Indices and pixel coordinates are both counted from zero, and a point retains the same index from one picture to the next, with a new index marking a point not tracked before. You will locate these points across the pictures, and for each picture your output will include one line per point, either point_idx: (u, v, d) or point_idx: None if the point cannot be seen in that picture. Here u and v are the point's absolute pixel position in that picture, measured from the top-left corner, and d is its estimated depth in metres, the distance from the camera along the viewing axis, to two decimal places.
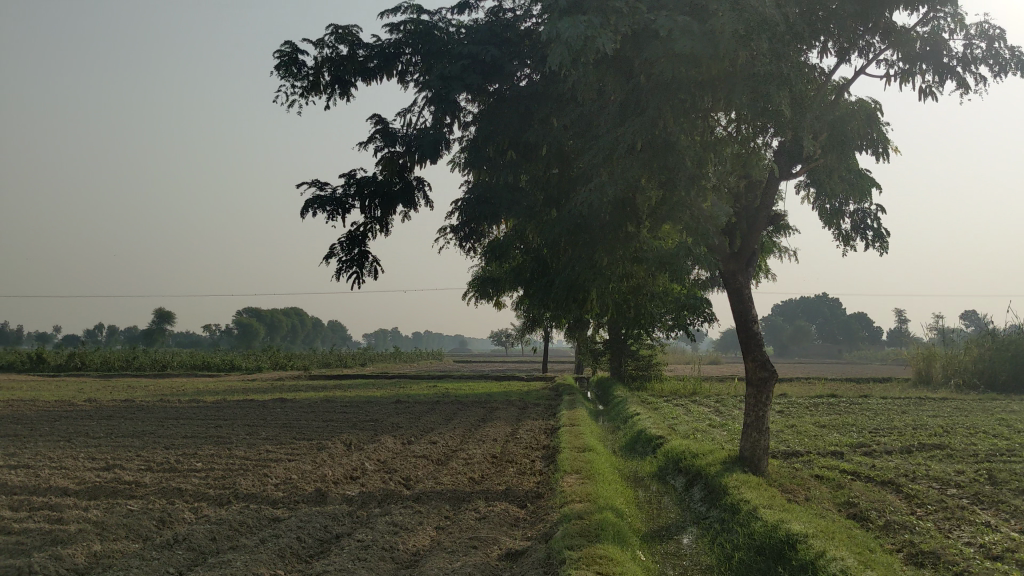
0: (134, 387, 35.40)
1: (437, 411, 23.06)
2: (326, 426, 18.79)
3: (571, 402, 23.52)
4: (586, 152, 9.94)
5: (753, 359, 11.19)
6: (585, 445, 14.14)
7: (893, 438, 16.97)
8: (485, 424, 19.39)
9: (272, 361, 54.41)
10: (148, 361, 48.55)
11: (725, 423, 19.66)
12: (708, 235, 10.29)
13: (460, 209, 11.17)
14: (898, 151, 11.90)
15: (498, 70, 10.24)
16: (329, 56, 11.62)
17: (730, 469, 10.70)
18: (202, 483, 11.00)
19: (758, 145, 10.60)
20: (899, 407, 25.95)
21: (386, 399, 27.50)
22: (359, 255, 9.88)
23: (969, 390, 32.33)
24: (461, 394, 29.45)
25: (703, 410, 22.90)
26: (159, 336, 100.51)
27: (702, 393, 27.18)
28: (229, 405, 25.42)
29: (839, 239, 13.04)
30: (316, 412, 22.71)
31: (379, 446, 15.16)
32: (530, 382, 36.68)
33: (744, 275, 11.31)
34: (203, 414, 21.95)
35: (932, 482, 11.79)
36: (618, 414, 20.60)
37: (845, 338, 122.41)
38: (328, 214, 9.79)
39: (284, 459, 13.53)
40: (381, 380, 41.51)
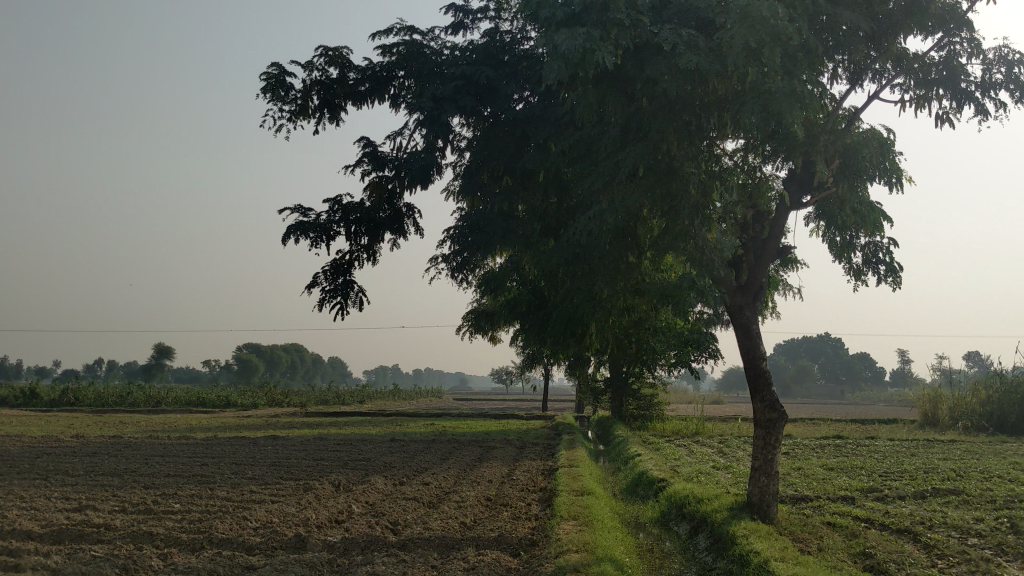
0: (126, 423, 34.73)
1: (432, 450, 22.39)
2: (317, 465, 18.13)
3: (570, 442, 22.84)
4: (586, 177, 9.47)
5: (761, 399, 10.58)
6: (584, 488, 13.48)
7: (905, 483, 16.31)
8: (481, 464, 18.72)
9: (269, 398, 53.65)
10: (142, 397, 47.75)
11: (730, 465, 18.99)
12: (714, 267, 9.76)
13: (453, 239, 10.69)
14: (913, 181, 11.37)
15: (493, 93, 10.02)
16: (318, 79, 11.15)
17: (737, 516, 10.08)
18: (175, 527, 10.36)
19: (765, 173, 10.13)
20: (907, 450, 25.22)
21: (381, 437, 26.84)
22: (343, 286, 9.31)
23: (978, 432, 31.59)
24: (458, 433, 28.75)
25: (707, 451, 22.24)
26: (156, 371, 99.75)
27: (704, 434, 26.48)
28: (219, 443, 24.73)
29: (850, 273, 12.51)
30: (307, 450, 22.04)
31: (368, 488, 14.50)
32: (530, 421, 36.00)
33: (751, 310, 10.67)
34: (191, 451, 21.27)
35: (951, 530, 11.15)
36: (619, 454, 19.94)
37: (847, 379, 121.43)
38: (312, 241, 9.24)
39: (267, 501, 12.88)
40: (378, 417, 40.78)
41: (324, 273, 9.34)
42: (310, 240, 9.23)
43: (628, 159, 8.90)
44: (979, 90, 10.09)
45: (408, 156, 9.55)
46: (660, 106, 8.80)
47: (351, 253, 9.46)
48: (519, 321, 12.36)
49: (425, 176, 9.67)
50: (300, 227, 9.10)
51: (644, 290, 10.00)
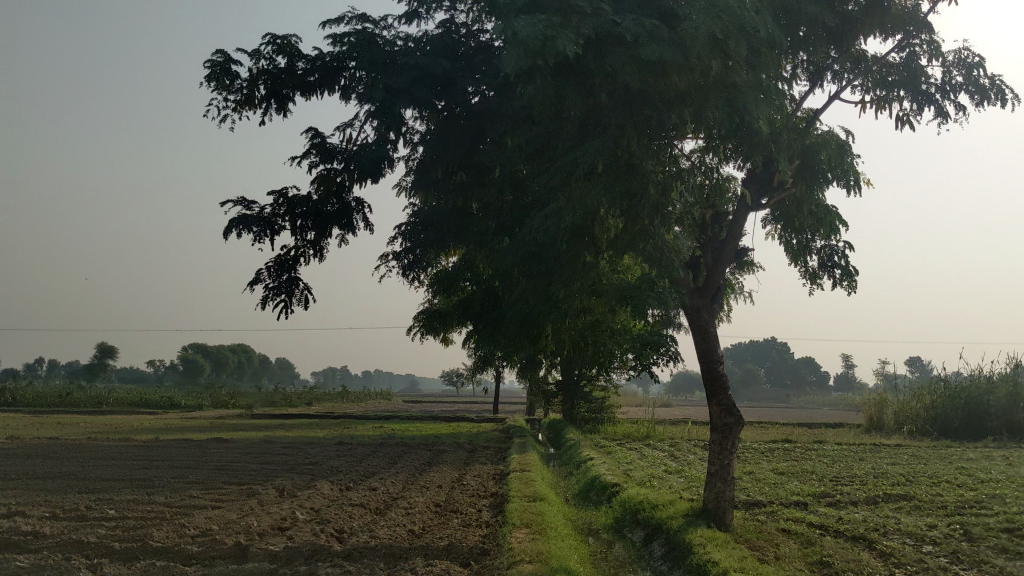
0: (65, 424, 33.70)
1: (382, 453, 21.95)
2: (261, 469, 17.62)
3: (522, 445, 22.56)
4: (542, 172, 9.23)
5: (717, 403, 10.40)
6: (536, 494, 13.20)
7: (856, 488, 16.29)
8: (431, 468, 18.35)
9: (214, 399, 52.56)
10: (82, 398, 46.43)
11: (682, 469, 18.85)
12: (673, 268, 9.56)
13: (405, 235, 10.32)
14: (870, 184, 11.28)
15: (447, 85, 9.65)
16: (266, 68, 10.74)
17: (693, 523, 9.87)
18: (109, 535, 9.87)
19: (725, 173, 9.98)
20: (856, 454, 25.35)
21: (329, 440, 26.31)
22: (288, 284, 8.92)
23: (922, 437, 31.94)
24: (408, 435, 28.32)
25: (658, 455, 22.10)
26: (99, 371, 97.53)
27: (655, 438, 26.36)
28: (161, 445, 24.01)
29: (806, 277, 12.38)
30: (252, 453, 21.46)
31: (314, 493, 14.06)
32: (480, 424, 35.67)
33: (708, 313, 10.47)
34: (131, 454, 20.58)
35: (905, 537, 11.07)
36: (571, 458, 19.70)
37: (794, 383, 122.92)
38: (256, 235, 8.83)
39: (208, 506, 12.39)
40: (326, 420, 40.12)
41: (268, 269, 8.94)
42: (253, 235, 8.83)
43: (587, 155, 8.65)
44: (939, 93, 10.00)
45: (358, 149, 9.20)
46: (620, 100, 8.59)
47: (297, 248, 9.07)
48: (472, 322, 12.05)
49: (375, 169, 9.33)
50: (242, 221, 8.70)
51: (601, 291, 9.76)
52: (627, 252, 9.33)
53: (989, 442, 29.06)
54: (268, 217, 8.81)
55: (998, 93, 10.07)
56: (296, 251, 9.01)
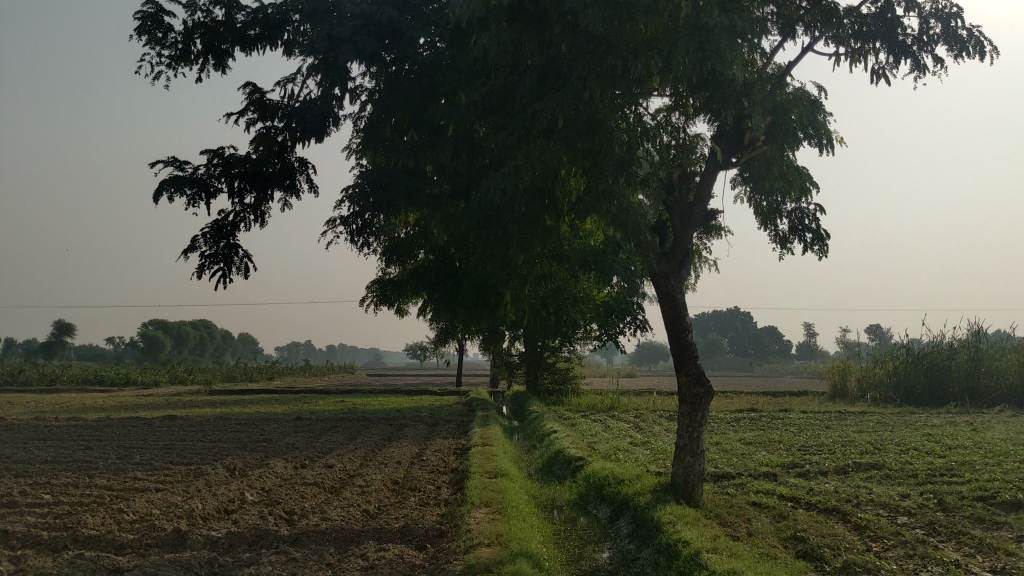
0: (14, 403, 32.65)
1: (340, 428, 21.33)
2: (213, 447, 16.94)
3: (484, 418, 22.04)
4: (499, 129, 8.62)
5: (685, 373, 9.91)
6: (498, 470, 12.68)
7: (825, 457, 15.99)
8: (390, 443, 17.78)
9: (171, 376, 51.48)
10: (35, 376, 45.13)
11: (647, 441, 18.45)
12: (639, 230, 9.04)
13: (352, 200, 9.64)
14: (843, 143, 10.76)
15: (396, 37, 8.93)
16: (202, 22, 9.98)
17: (661, 499, 9.42)
18: (36, 523, 9.18)
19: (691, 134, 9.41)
20: (822, 422, 25.14)
21: (286, 416, 25.64)
22: (226, 252, 8.15)
23: (885, 403, 31.91)
24: (369, 410, 27.71)
25: (623, 426, 21.73)
26: (56, 348, 95.59)
27: (620, 409, 25.97)
28: (112, 423, 23.17)
29: (776, 240, 11.92)
30: (206, 431, 20.74)
31: (265, 473, 13.43)
32: (443, 397, 35.15)
33: (676, 279, 9.93)
34: (78, 434, 19.77)
35: (878, 509, 10.71)
36: (534, 431, 19.23)
37: (756, 352, 123.75)
38: (189, 199, 8.07)
39: (151, 489, 11.73)
40: (286, 394, 39.38)
41: (204, 236, 8.18)
42: (185, 198, 8.06)
43: (547, 108, 8.07)
44: (915, 44, 9.51)
45: (301, 105, 8.44)
46: (581, 50, 8.01)
47: (236, 213, 8.31)
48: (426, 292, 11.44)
49: (320, 127, 8.60)
50: (171, 183, 7.93)
51: (563, 255, 9.20)
52: (591, 213, 8.78)
53: (952, 407, 29.08)
54: (202, 180, 8.03)
55: (976, 45, 9.58)
56: (234, 216, 8.24)
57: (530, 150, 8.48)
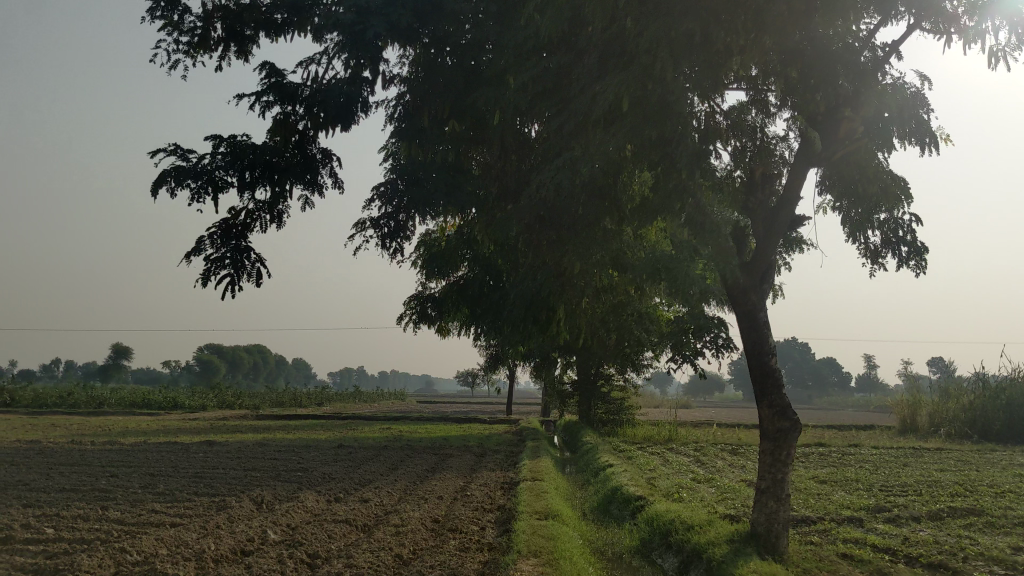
0: (56, 426, 32.10)
1: (382, 458, 20.15)
2: (245, 477, 15.84)
3: (535, 449, 20.72)
4: (555, 117, 7.44)
5: (768, 405, 8.54)
6: (549, 509, 11.37)
7: (913, 500, 14.36)
8: (433, 476, 16.54)
9: (219, 400, 50.89)
10: (83, 399, 44.51)
11: (712, 477, 16.97)
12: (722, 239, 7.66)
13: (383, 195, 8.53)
14: (951, 140, 8.94)
15: (437, 13, 7.81)
16: (223, 4, 8.97)
17: (741, 551, 8.04)
18: (26, 564, 8.12)
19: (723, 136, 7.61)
20: (897, 459, 23.32)
21: (329, 443, 24.55)
22: (235, 255, 7.02)
23: (961, 439, 29.83)
24: (414, 438, 26.54)
25: (683, 461, 20.27)
26: (113, 372, 96.39)
27: (679, 441, 24.45)
28: (149, 449, 22.25)
29: (865, 254, 10.55)
30: (242, 459, 19.66)
31: (294, 507, 12.30)
32: (493, 426, 33.84)
33: (759, 296, 8.58)
34: (108, 459, 18.84)
35: (994, 566, 9.18)
36: (588, 465, 17.87)
37: (814, 384, 120.41)
38: (193, 194, 6.95)
39: (165, 526, 10.62)
40: (333, 421, 38.34)
41: (210, 236, 7.05)
42: (189, 193, 6.95)
43: (610, 90, 6.88)
44: None
45: (326, 89, 7.34)
46: (650, 22, 6.82)
47: (248, 211, 7.19)
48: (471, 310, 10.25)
49: (348, 114, 7.48)
50: (172, 174, 6.82)
51: (627, 266, 7.96)
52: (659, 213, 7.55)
53: None
54: (209, 171, 6.91)
55: None
56: (245, 214, 7.12)
57: (589, 139, 7.30)
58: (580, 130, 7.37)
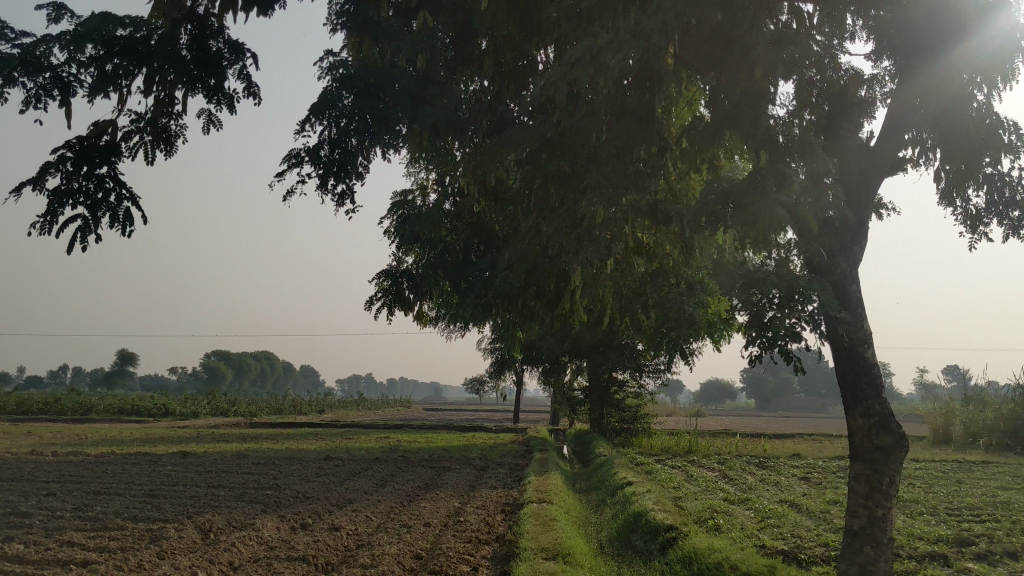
0: (30, 434, 29.81)
1: (371, 473, 17.84)
2: (202, 497, 13.50)
3: (542, 463, 18.37)
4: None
5: (862, 414, 6.27)
6: (559, 545, 9.06)
7: (992, 528, 11.99)
8: (422, 496, 14.20)
9: (212, 406, 48.56)
10: (70, 405, 42.19)
11: (747, 498, 14.61)
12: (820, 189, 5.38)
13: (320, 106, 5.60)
14: None
15: None
16: None
17: None
18: None
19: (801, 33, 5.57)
20: (948, 476, 20.88)
21: (315, 455, 22.20)
22: (94, 192, 4.74)
23: (1005, 450, 27.39)
24: (412, 449, 24.23)
25: (709, 477, 17.91)
26: (117, 378, 94.47)
27: (701, 453, 22.10)
28: (114, 461, 19.92)
29: (962, 220, 8.24)
30: (211, 473, 17.35)
31: (245, 538, 9.98)
32: (498, 435, 31.50)
33: (853, 265, 6.28)
34: (58, 474, 16.52)
35: None
36: (603, 482, 15.53)
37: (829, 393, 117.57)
38: (30, 99, 4.66)
39: (72, 566, 8.33)
40: (330, 429, 35.97)
41: (58, 163, 4.76)
42: (23, 97, 4.66)
43: None
44: None
45: None
46: None
47: (119, 128, 4.91)
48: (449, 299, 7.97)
49: None
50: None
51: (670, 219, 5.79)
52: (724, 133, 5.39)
53: None
54: (53, 63, 4.65)
55: None
56: (114, 131, 4.91)
57: (620, 19, 5.19)
58: (605, 9, 5.25)
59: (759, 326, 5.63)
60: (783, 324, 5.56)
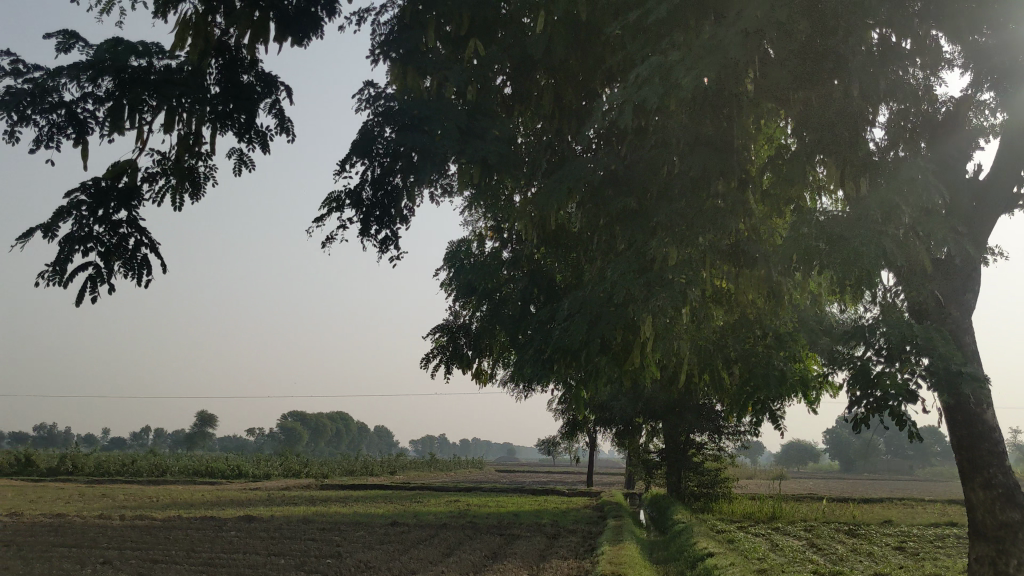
0: (102, 497, 29.76)
1: (438, 540, 17.22)
2: (261, 566, 13.02)
3: (616, 530, 17.50)
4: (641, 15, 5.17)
5: (984, 485, 7.18)
6: None
7: None
8: (489, 565, 13.52)
9: (285, 469, 48.42)
10: (146, 467, 42.43)
11: (838, 569, 13.62)
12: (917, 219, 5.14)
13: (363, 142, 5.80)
14: None
15: None
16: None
17: None
18: None
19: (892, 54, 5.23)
20: None
21: (382, 520, 21.63)
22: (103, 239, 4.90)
23: None
24: (482, 514, 23.52)
25: (795, 545, 16.85)
26: (196, 442, 95.53)
27: (785, 518, 20.98)
28: (180, 526, 19.62)
29: None
30: (275, 539, 16.94)
31: None
32: (571, 500, 30.51)
33: (963, 315, 6.27)
34: (122, 539, 16.27)
35: None
36: (681, 550, 14.67)
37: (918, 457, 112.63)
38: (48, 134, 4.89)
39: None
40: (400, 494, 35.36)
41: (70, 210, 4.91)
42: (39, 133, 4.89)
43: None
44: None
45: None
46: None
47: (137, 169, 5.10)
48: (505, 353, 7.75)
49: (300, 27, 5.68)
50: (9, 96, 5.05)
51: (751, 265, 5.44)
52: (815, 152, 5.17)
53: None
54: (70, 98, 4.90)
55: None
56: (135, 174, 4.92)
57: (693, 37, 5.04)
58: (679, 30, 5.10)
59: (866, 386, 5.68)
60: (895, 381, 5.60)
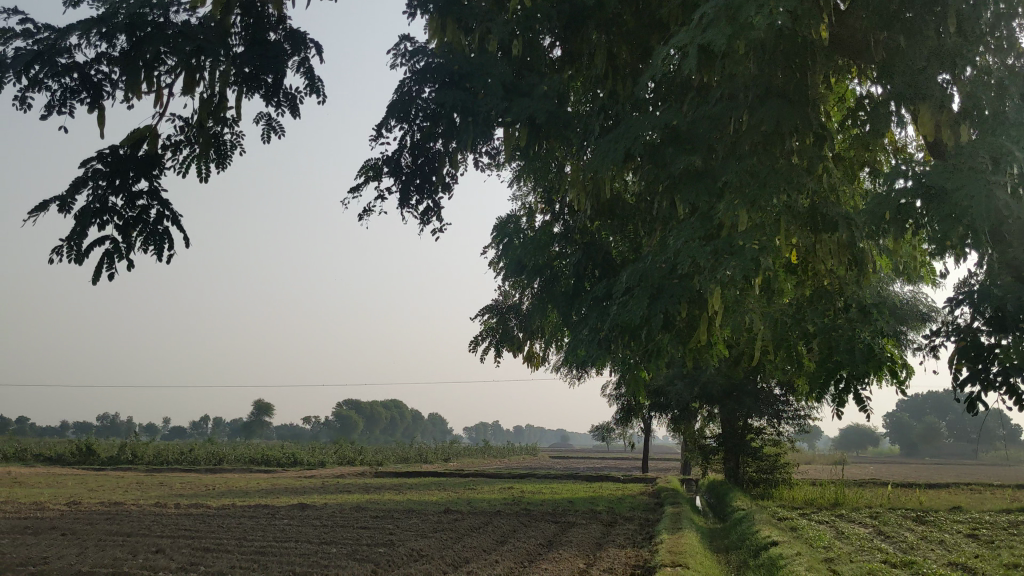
0: (159, 485, 29.93)
1: (492, 528, 16.88)
2: (312, 556, 12.76)
3: (674, 517, 17.01)
4: None
5: None
6: None
7: None
8: (545, 554, 13.12)
9: (340, 457, 48.52)
10: (203, 454, 42.75)
11: (911, 559, 12.99)
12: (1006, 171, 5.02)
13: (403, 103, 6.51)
14: None
15: None
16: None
17: None
18: None
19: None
20: None
21: (435, 507, 21.37)
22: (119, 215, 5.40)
23: None
24: (536, 501, 23.17)
25: (861, 533, 16.24)
26: (253, 430, 96.52)
27: (849, 505, 20.34)
28: (235, 515, 19.54)
29: None
30: (329, 527, 16.76)
31: None
32: (626, 486, 30.01)
33: None
34: (177, 527, 16.22)
35: None
36: (743, 538, 14.13)
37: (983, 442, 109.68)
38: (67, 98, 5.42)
39: None
40: (454, 481, 35.18)
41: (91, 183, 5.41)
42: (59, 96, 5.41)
43: None
44: None
45: None
46: None
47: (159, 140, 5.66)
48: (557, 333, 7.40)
49: None
50: (29, 60, 5.24)
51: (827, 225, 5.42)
52: None
53: None
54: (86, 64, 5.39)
55: None
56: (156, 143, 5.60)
57: None
58: None
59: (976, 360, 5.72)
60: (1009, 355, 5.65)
